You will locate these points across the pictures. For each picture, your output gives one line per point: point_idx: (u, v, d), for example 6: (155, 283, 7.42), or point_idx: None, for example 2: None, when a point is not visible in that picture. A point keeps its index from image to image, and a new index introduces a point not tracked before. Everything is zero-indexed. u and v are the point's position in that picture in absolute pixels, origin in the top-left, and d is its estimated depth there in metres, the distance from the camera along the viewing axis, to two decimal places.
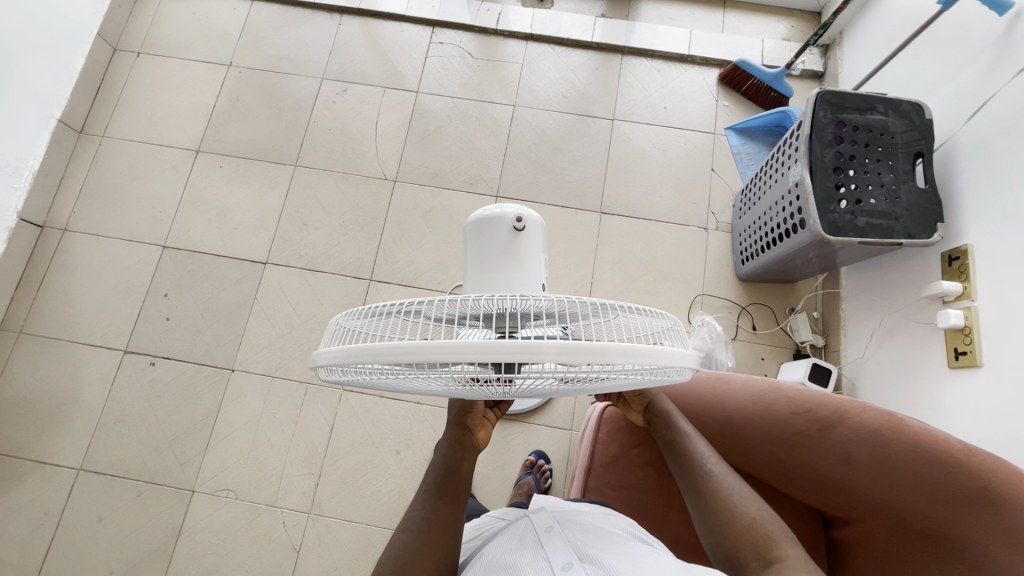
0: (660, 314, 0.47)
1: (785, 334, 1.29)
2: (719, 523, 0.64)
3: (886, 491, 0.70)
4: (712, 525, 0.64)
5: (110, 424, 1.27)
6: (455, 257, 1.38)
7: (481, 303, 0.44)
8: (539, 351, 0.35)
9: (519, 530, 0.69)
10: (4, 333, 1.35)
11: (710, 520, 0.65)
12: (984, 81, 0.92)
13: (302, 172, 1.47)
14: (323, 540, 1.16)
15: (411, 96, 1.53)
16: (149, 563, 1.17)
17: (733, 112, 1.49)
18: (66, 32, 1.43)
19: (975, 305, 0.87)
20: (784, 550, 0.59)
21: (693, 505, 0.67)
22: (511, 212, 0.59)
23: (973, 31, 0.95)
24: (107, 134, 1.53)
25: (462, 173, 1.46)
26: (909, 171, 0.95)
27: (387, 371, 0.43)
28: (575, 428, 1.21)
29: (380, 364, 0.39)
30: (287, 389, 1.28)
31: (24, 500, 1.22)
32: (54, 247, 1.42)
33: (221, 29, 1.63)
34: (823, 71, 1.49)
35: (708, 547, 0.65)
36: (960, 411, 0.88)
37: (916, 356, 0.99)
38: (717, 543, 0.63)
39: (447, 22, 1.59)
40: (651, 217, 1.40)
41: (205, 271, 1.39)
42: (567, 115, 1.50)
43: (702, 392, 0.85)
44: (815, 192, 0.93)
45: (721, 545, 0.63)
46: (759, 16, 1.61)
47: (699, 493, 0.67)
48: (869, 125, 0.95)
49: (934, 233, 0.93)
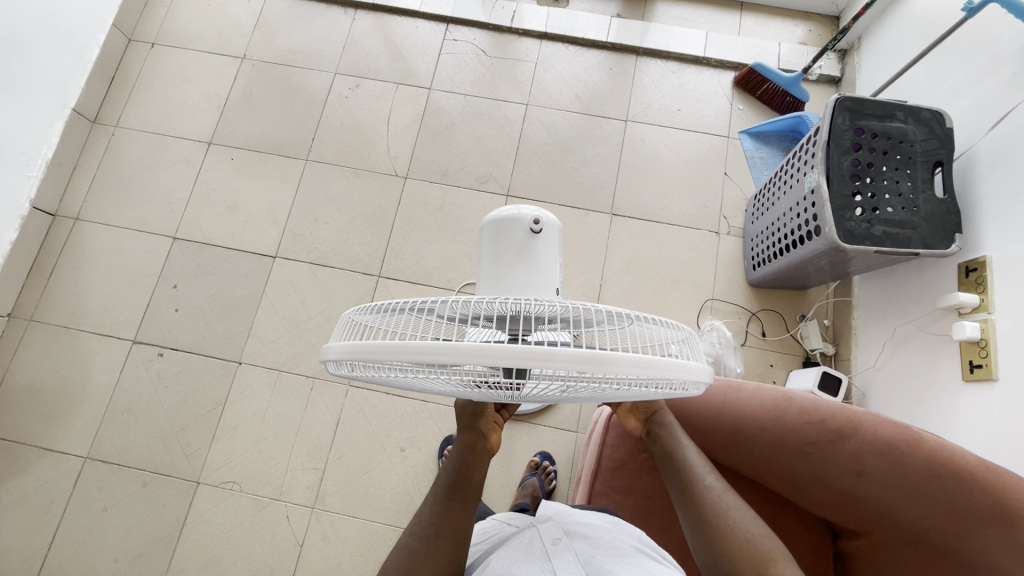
0: (675, 326, 0.46)
1: (794, 341, 1.28)
2: (716, 536, 0.62)
3: (899, 505, 0.69)
4: (708, 538, 0.63)
5: (117, 414, 1.28)
6: (464, 256, 1.37)
7: (497, 305, 0.43)
8: (552, 358, 0.35)
9: (526, 540, 0.69)
10: (14, 320, 1.36)
11: (706, 535, 0.64)
12: (1007, 90, 0.90)
13: (313, 167, 1.47)
14: (326, 535, 1.16)
15: (424, 93, 1.53)
16: (153, 554, 1.17)
17: (747, 116, 1.48)
18: (82, 22, 1.43)
19: (992, 318, 0.85)
20: (782, 569, 0.58)
21: (688, 518, 0.67)
22: (528, 215, 0.58)
23: (998, 39, 0.93)
24: (120, 124, 1.53)
25: (473, 172, 1.45)
26: (928, 180, 0.93)
27: (396, 369, 0.42)
28: (581, 430, 1.21)
29: (389, 361, 0.38)
30: (293, 383, 1.28)
31: (30, 488, 1.22)
32: (66, 236, 1.43)
33: (235, 22, 1.63)
34: (840, 76, 1.48)
35: (699, 559, 0.64)
36: (973, 425, 0.86)
37: (929, 367, 0.98)
38: (712, 559, 0.62)
39: (461, 19, 1.59)
40: (663, 220, 1.39)
41: (215, 263, 1.40)
42: (580, 115, 1.49)
43: (714, 399, 0.84)
44: (831, 199, 0.92)
45: (716, 560, 0.61)
46: (776, 19, 1.59)
47: (696, 507, 0.66)
48: (888, 132, 0.94)
49: (952, 243, 0.92)
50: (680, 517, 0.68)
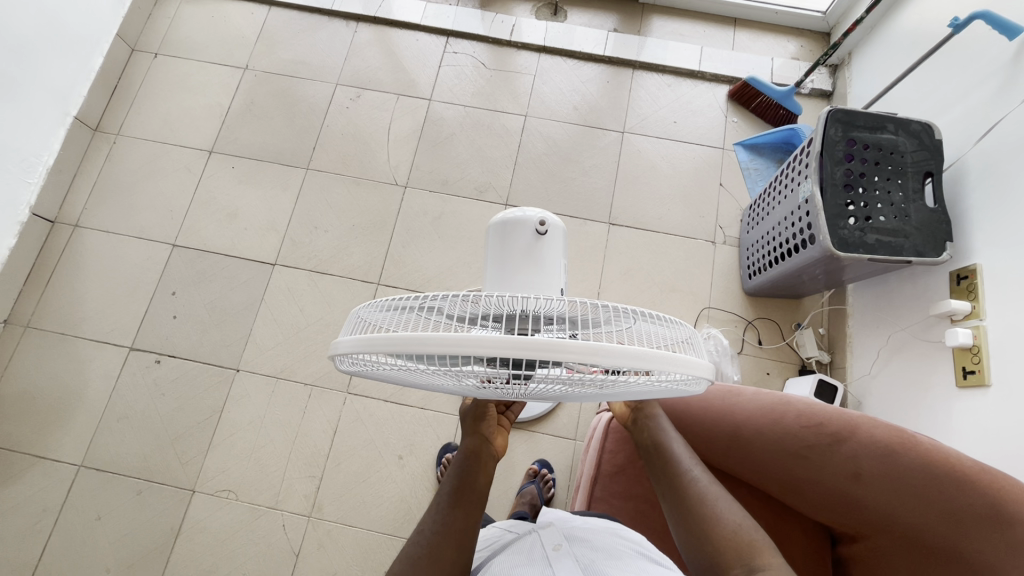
0: (677, 324, 0.46)
1: (790, 350, 1.29)
2: (699, 530, 0.63)
3: (898, 508, 0.69)
4: (693, 534, 0.63)
5: (113, 421, 1.27)
6: (462, 264, 1.39)
7: (504, 302, 0.44)
8: (557, 350, 0.35)
9: (529, 545, 0.69)
10: (10, 327, 1.36)
11: (690, 528, 0.64)
12: (993, 103, 0.93)
13: (313, 175, 1.49)
14: (323, 544, 1.15)
15: (424, 104, 1.55)
16: (146, 564, 1.16)
17: (741, 128, 1.51)
18: (87, 33, 1.46)
19: (984, 324, 0.87)
20: (767, 560, 0.58)
21: (673, 512, 0.67)
22: (534, 216, 0.59)
23: (982, 55, 0.97)
24: (122, 133, 1.55)
25: (473, 181, 1.47)
26: (919, 190, 0.95)
27: (403, 359, 0.43)
28: (580, 438, 1.21)
29: (394, 354, 0.39)
30: (290, 392, 1.27)
31: (23, 496, 1.21)
32: (65, 242, 1.43)
33: (238, 34, 1.65)
34: (832, 90, 1.51)
35: (684, 552, 0.64)
36: (966, 430, 0.87)
37: (924, 373, 0.99)
38: (697, 548, 0.62)
39: (461, 32, 1.62)
40: (659, 230, 1.41)
41: (214, 271, 1.40)
42: (577, 126, 1.52)
43: (712, 404, 0.85)
44: (825, 208, 0.94)
45: (702, 553, 0.62)
46: (769, 35, 1.63)
47: (682, 496, 0.67)
48: (880, 143, 0.96)
49: (944, 251, 0.94)
50: (665, 508, 0.69)
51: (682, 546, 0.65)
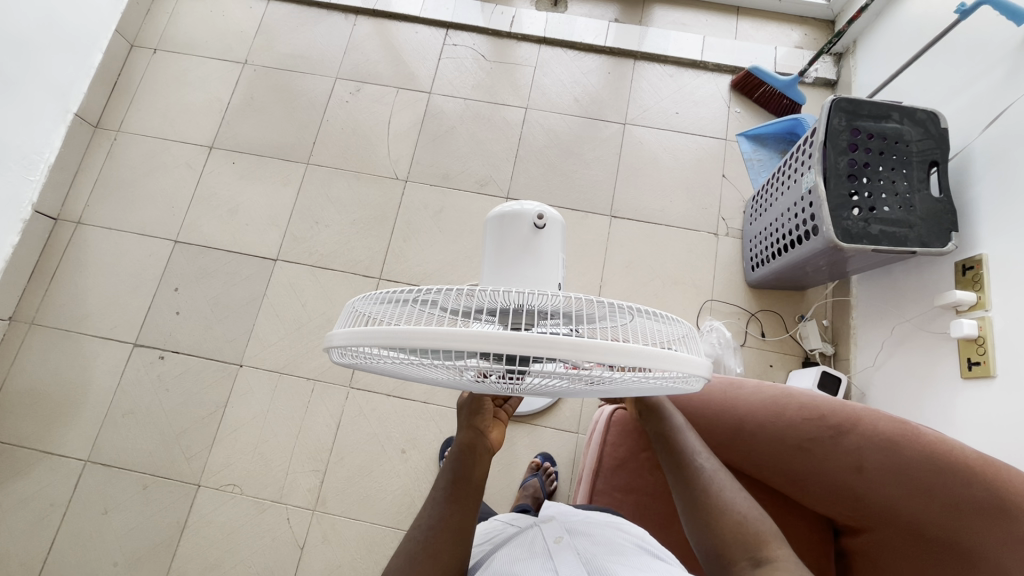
0: (675, 320, 0.45)
1: (794, 341, 1.28)
2: (707, 520, 0.63)
3: (899, 500, 0.69)
4: (699, 523, 0.63)
5: (119, 416, 1.28)
6: (464, 257, 1.38)
7: (499, 297, 0.44)
8: (551, 346, 0.35)
9: (529, 539, 0.69)
10: (15, 324, 1.36)
11: (698, 520, 0.64)
12: (999, 91, 0.92)
13: (314, 171, 1.48)
14: (328, 536, 1.16)
15: (423, 97, 1.54)
16: (153, 557, 1.17)
17: (744, 119, 1.49)
18: (87, 30, 1.46)
19: (989, 315, 0.86)
20: (774, 551, 0.58)
21: (682, 501, 0.67)
22: (531, 210, 0.59)
23: (988, 42, 0.95)
24: (122, 129, 1.54)
25: (473, 174, 1.46)
26: (924, 179, 0.94)
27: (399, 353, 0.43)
28: (582, 431, 1.21)
29: (391, 347, 0.39)
30: (294, 387, 1.28)
31: (30, 491, 1.22)
32: (68, 239, 1.43)
33: (237, 28, 1.64)
34: (835, 79, 1.50)
35: (692, 543, 0.64)
36: (970, 421, 0.87)
37: (928, 364, 0.98)
38: (705, 540, 0.62)
39: (460, 24, 1.61)
40: (661, 222, 1.40)
41: (216, 266, 1.40)
42: (578, 118, 1.51)
43: (713, 397, 0.84)
44: (828, 199, 0.93)
45: (708, 542, 0.62)
46: (772, 23, 1.61)
47: (690, 486, 0.67)
48: (884, 133, 0.95)
49: (949, 241, 0.92)
50: (674, 497, 0.68)
51: (691, 537, 0.65)
